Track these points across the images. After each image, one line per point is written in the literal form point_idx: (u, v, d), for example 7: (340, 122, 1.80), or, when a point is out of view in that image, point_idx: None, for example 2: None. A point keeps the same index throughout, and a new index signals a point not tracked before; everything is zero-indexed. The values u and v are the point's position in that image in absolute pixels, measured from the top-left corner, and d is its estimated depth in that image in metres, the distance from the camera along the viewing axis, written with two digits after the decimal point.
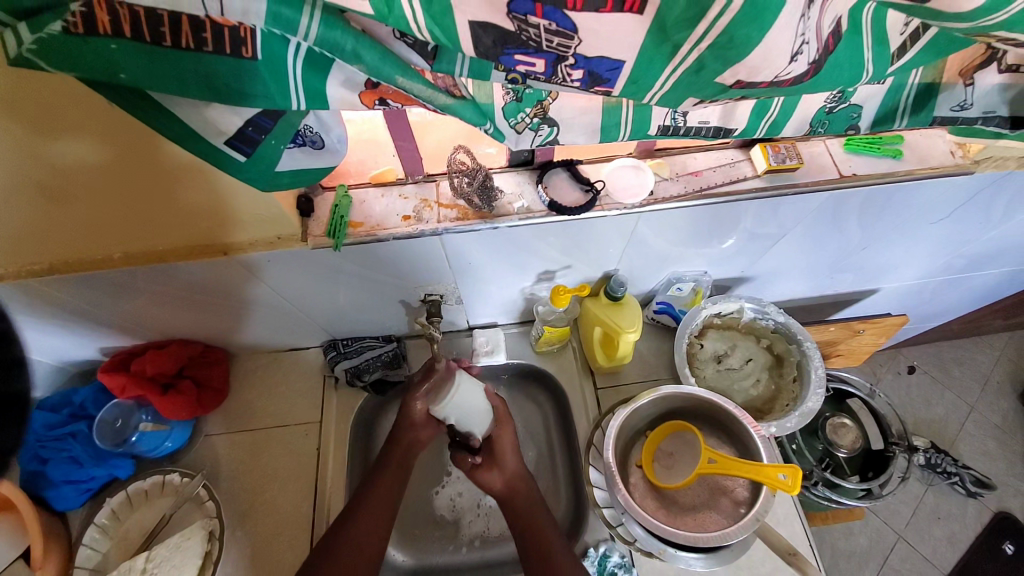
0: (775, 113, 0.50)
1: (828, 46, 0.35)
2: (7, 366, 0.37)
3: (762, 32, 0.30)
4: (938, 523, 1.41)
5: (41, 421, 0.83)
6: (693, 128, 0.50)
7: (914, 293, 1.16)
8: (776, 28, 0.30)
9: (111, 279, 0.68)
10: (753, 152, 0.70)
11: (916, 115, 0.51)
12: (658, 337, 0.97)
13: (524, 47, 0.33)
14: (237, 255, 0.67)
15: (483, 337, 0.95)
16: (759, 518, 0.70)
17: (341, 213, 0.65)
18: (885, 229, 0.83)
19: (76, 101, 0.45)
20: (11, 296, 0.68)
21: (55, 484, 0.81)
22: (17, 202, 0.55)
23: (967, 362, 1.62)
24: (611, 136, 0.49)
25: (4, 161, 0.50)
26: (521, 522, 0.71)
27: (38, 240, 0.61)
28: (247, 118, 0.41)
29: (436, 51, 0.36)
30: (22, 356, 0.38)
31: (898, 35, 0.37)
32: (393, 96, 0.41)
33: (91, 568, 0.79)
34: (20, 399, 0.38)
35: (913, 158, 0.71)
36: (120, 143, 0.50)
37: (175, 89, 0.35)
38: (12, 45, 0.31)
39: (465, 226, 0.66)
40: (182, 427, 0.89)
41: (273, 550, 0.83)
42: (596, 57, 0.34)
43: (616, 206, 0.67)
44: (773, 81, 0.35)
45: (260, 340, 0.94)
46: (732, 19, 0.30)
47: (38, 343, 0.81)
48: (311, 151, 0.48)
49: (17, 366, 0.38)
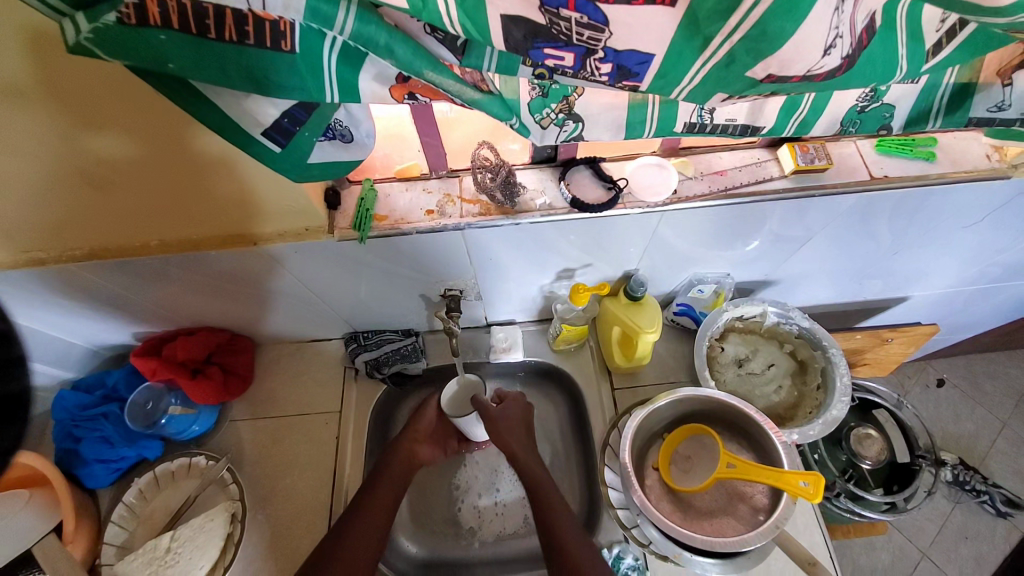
0: (804, 111, 0.49)
1: (862, 42, 0.34)
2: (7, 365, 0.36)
3: (795, 23, 0.30)
4: (966, 543, 1.36)
5: (74, 402, 0.87)
6: (720, 126, 0.50)
7: (945, 302, 1.12)
8: (810, 17, 0.30)
9: (146, 266, 0.71)
10: (780, 151, 0.69)
11: (950, 115, 0.50)
12: (678, 339, 0.97)
13: (554, 41, 0.34)
14: (265, 246, 0.69)
15: (501, 333, 0.96)
16: (778, 527, 0.69)
17: (367, 207, 0.67)
18: (916, 234, 0.80)
19: (119, 93, 0.47)
20: (52, 280, 0.71)
21: (87, 462, 0.85)
22: (60, 189, 0.58)
23: (1001, 376, 1.56)
24: (637, 132, 0.49)
25: (50, 148, 0.52)
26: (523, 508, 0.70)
27: (78, 227, 0.64)
28: (284, 109, 0.42)
29: (465, 46, 0.37)
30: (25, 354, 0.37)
31: (934, 33, 0.37)
32: (423, 91, 0.42)
33: (118, 546, 0.82)
34: (24, 397, 0.37)
35: (947, 161, 0.69)
36: (157, 133, 0.52)
37: (218, 80, 0.36)
38: (71, 35, 0.32)
39: (487, 221, 0.67)
40: (208, 411, 0.92)
41: (291, 537, 0.85)
42: (627, 51, 0.34)
43: (638, 204, 0.66)
44: (805, 76, 0.34)
45: (284, 330, 0.96)
46: (765, 11, 0.30)
47: (76, 326, 0.85)
48: (341, 144, 0.49)
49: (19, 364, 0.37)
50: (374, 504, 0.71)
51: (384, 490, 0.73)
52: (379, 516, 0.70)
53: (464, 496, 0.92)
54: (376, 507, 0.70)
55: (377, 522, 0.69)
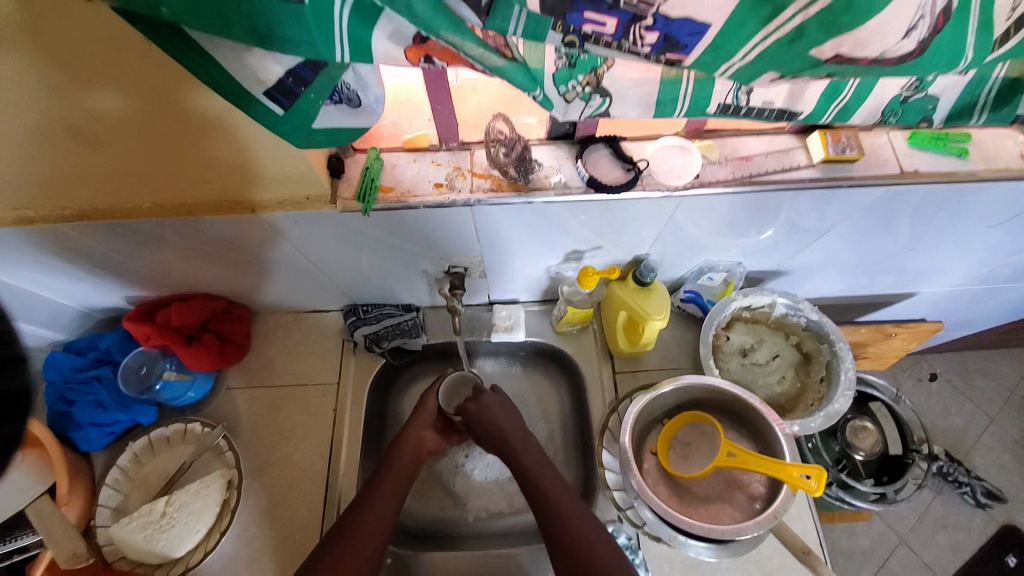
0: (846, 98, 0.46)
1: (938, 25, 0.31)
2: (8, 362, 0.41)
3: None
4: (943, 531, 1.39)
5: (67, 363, 0.85)
6: (755, 110, 0.47)
7: (951, 300, 1.11)
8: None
9: (138, 229, 0.68)
10: (810, 139, 0.66)
11: (996, 111, 0.46)
12: (682, 325, 0.95)
13: (597, 3, 0.31)
14: (263, 214, 0.65)
15: (503, 312, 0.94)
16: (776, 516, 0.69)
17: (372, 176, 0.64)
18: (936, 232, 0.78)
19: (105, 40, 0.43)
20: (40, 239, 0.68)
21: (81, 425, 0.83)
22: (46, 145, 0.54)
23: (993, 374, 1.57)
24: (667, 111, 0.46)
25: (34, 100, 0.48)
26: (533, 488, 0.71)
27: (68, 185, 0.61)
28: (288, 67, 0.39)
29: (491, 5, 0.32)
30: (22, 352, 0.42)
31: (1003, 23, 0.33)
32: (441, 54, 0.39)
33: (113, 508, 0.82)
34: None
35: (980, 158, 0.66)
36: (148, 87, 0.48)
37: (216, 30, 0.33)
38: None
39: (499, 198, 0.63)
40: (204, 379, 0.90)
41: (287, 504, 0.85)
42: (680, 20, 0.31)
43: (658, 187, 0.63)
44: (875, 59, 0.32)
45: (282, 300, 0.94)
46: None
47: (67, 287, 0.82)
48: (348, 109, 0.45)
49: (17, 362, 0.42)
50: (388, 492, 0.72)
51: (390, 483, 0.73)
52: (385, 508, 0.70)
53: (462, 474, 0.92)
54: (384, 497, 0.71)
55: (382, 517, 0.69)
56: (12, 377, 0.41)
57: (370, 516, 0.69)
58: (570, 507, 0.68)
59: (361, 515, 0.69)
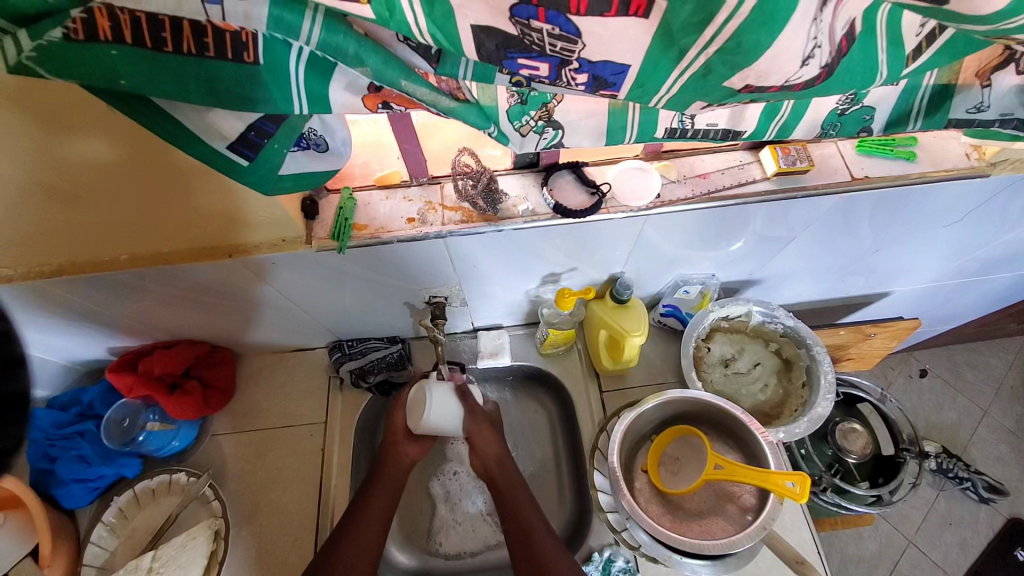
0: (785, 115, 0.49)
1: (841, 49, 0.34)
2: (8, 365, 0.35)
3: (773, 35, 0.30)
4: (950, 529, 1.39)
5: (49, 420, 0.84)
6: (701, 131, 0.50)
7: (925, 297, 1.14)
8: (789, 28, 0.30)
9: (118, 281, 0.68)
10: (762, 153, 0.70)
11: (931, 116, 0.50)
12: (664, 340, 0.97)
13: (527, 51, 0.33)
14: (243, 257, 0.67)
15: (489, 338, 0.93)
16: (766, 527, 0.69)
17: (345, 216, 0.65)
18: (897, 233, 0.81)
19: (85, 107, 0.46)
20: (20, 297, 0.68)
21: (64, 482, 0.82)
22: (26, 206, 0.55)
23: (981, 365, 1.59)
24: (617, 138, 0.49)
25: (12, 164, 0.50)
26: (517, 524, 0.71)
27: (47, 242, 0.62)
28: (248, 121, 0.41)
29: (440, 54, 0.36)
30: (26, 354, 0.36)
31: (914, 37, 0.37)
32: (397, 100, 0.41)
33: (99, 566, 0.80)
34: None
35: (927, 161, 0.70)
36: (125, 146, 0.50)
37: (177, 94, 0.35)
38: (12, 53, 0.31)
39: (470, 228, 0.66)
40: (188, 427, 0.89)
41: (276, 552, 0.83)
42: (601, 62, 0.33)
43: (621, 209, 0.66)
44: (784, 85, 0.34)
45: (267, 341, 0.94)
46: (740, 24, 0.29)
47: (48, 342, 0.82)
48: (314, 154, 0.48)
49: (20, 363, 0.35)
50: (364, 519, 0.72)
51: (374, 508, 0.73)
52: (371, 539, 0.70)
53: (456, 507, 0.91)
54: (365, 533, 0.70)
55: (369, 542, 0.70)
56: (13, 381, 0.35)
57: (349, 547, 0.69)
58: (551, 542, 0.69)
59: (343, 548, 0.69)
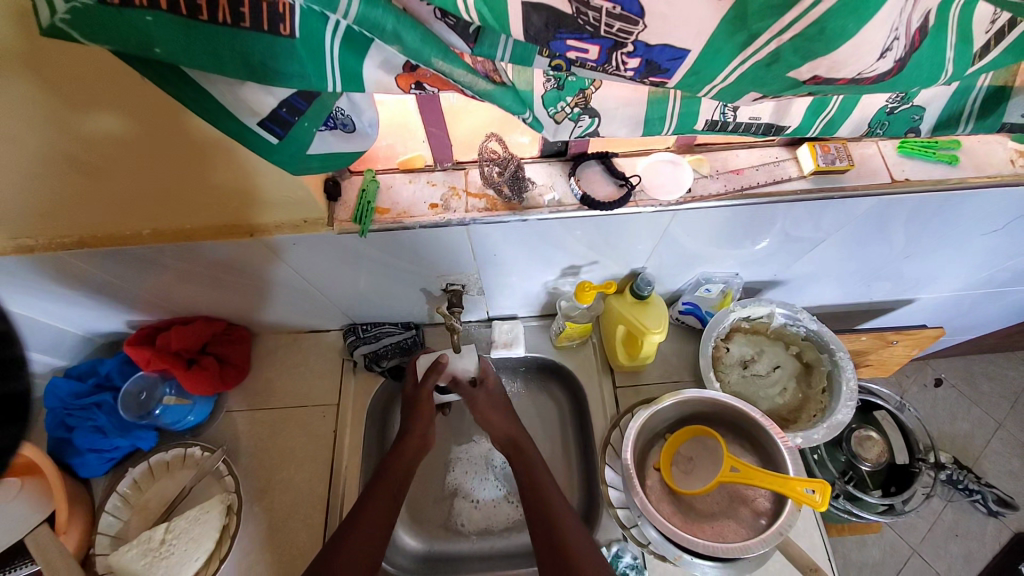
0: (832, 111, 0.47)
1: (914, 44, 0.32)
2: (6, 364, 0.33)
3: (860, 22, 0.29)
4: (956, 541, 1.37)
5: (67, 390, 0.84)
6: (743, 125, 0.48)
7: (950, 306, 1.11)
8: (878, 16, 0.29)
9: (141, 255, 0.68)
10: (800, 151, 0.67)
11: (982, 120, 0.47)
12: (681, 338, 0.95)
13: (578, 32, 0.31)
14: (262, 237, 0.66)
15: (504, 327, 0.92)
16: (781, 533, 0.68)
17: (368, 199, 0.64)
18: (931, 239, 0.78)
19: (111, 79, 0.45)
20: (41, 267, 0.68)
21: (80, 451, 0.83)
22: (50, 176, 0.55)
23: (999, 377, 1.56)
24: (655, 129, 0.47)
25: (38, 134, 0.49)
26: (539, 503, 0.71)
27: (71, 214, 0.62)
28: (282, 97, 0.40)
29: (478, 33, 0.34)
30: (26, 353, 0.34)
31: (982, 34, 0.34)
32: (431, 80, 0.39)
33: (112, 535, 0.81)
34: None
35: (970, 165, 0.67)
36: (150, 120, 0.49)
37: (211, 66, 0.34)
38: (46, 15, 0.30)
39: (493, 217, 0.64)
40: (204, 402, 0.90)
41: (287, 529, 0.84)
42: (659, 45, 0.32)
43: (650, 203, 0.64)
44: (853, 79, 0.33)
45: (282, 321, 0.94)
46: (826, 9, 0.28)
47: (67, 313, 0.82)
48: (342, 134, 0.46)
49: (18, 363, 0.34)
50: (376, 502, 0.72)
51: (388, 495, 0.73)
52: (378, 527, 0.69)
53: (467, 493, 0.91)
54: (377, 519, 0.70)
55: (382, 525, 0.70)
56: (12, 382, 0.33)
57: (363, 529, 0.69)
58: (570, 528, 0.68)
59: (356, 534, 0.68)
